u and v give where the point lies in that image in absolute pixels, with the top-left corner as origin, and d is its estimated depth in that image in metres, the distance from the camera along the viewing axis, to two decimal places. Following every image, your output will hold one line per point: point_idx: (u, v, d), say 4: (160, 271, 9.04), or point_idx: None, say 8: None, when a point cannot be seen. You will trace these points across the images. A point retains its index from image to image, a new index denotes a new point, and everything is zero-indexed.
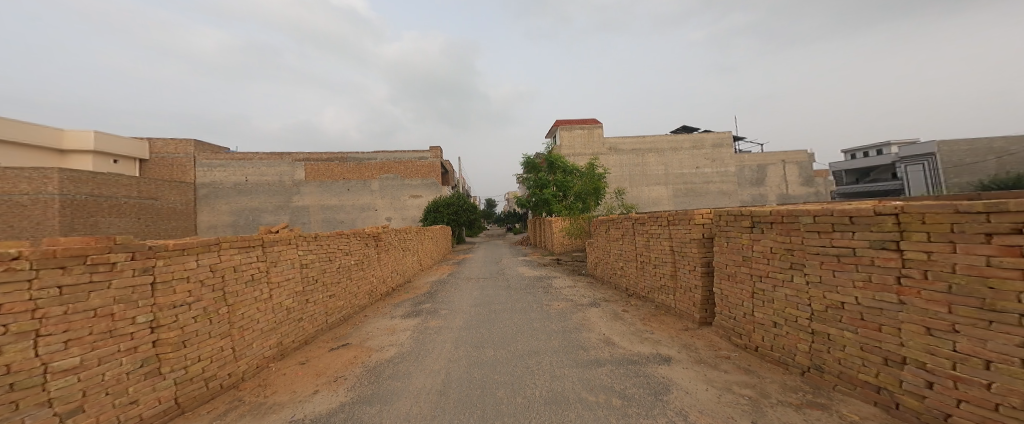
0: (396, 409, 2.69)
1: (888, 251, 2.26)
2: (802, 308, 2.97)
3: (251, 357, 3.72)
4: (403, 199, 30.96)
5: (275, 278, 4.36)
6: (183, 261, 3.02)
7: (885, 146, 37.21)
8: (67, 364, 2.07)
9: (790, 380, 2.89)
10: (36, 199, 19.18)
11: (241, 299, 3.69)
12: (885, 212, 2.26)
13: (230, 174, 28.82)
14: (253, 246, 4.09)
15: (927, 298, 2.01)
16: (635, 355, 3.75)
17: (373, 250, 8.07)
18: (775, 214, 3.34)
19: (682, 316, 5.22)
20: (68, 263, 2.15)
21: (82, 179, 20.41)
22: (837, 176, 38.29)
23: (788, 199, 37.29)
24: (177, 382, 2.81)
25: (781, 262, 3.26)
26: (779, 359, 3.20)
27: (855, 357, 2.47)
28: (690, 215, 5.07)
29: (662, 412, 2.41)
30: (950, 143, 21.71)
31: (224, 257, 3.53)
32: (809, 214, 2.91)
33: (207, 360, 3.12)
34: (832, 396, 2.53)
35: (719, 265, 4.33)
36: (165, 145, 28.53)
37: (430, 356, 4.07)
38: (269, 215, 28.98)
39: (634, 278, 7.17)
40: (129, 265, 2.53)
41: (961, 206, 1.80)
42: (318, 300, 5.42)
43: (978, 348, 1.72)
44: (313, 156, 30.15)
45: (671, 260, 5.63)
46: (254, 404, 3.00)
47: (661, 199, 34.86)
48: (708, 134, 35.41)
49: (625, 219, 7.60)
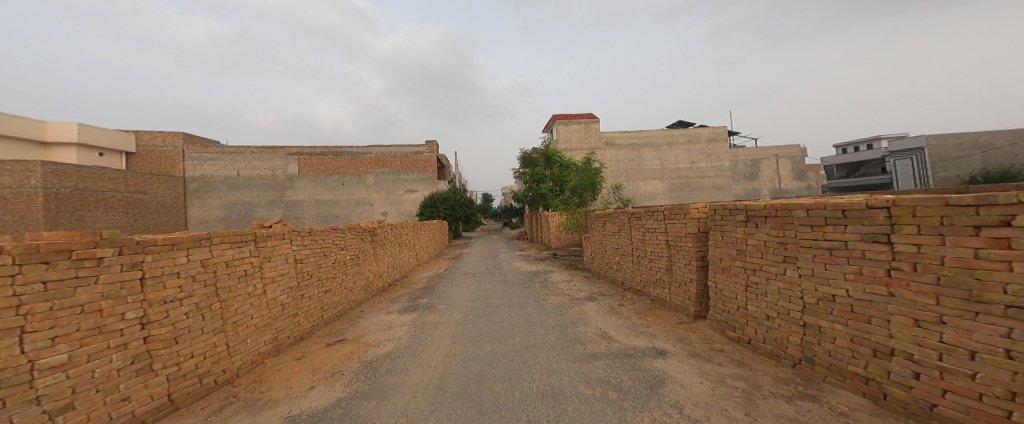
0: (393, 404, 2.70)
1: (880, 244, 2.29)
2: (794, 301, 3.02)
3: (246, 353, 3.68)
4: (398, 194, 30.73)
5: (269, 272, 4.31)
6: (173, 256, 2.97)
7: (876, 141, 37.81)
8: (55, 360, 2.02)
9: (782, 372, 2.95)
10: (19, 192, 18.66)
11: (235, 295, 3.66)
12: (876, 205, 2.28)
13: (220, 167, 28.22)
14: (245, 241, 4.02)
15: (917, 290, 2.04)
16: (631, 348, 3.80)
17: (369, 245, 8.04)
18: (770, 208, 3.36)
19: (677, 310, 5.29)
20: (52, 257, 2.10)
21: (66, 172, 19.94)
22: (829, 171, 38.77)
23: (781, 193, 37.66)
24: (170, 379, 2.78)
25: (775, 255, 3.31)
26: (771, 350, 3.27)
27: (845, 348, 2.53)
28: (686, 209, 5.10)
29: (659, 405, 2.45)
30: (939, 137, 22.07)
31: (215, 252, 3.47)
32: (802, 208, 2.95)
33: (201, 356, 3.09)
34: (822, 388, 2.59)
35: (713, 259, 4.39)
36: (152, 138, 27.72)
37: (427, 351, 4.06)
38: (262, 209, 28.58)
39: (631, 273, 7.22)
40: (117, 259, 2.48)
41: (950, 199, 1.82)
42: (314, 295, 5.39)
43: (964, 339, 1.77)
44: (306, 150, 29.64)
45: (667, 254, 5.68)
46: (251, 400, 2.99)
47: (657, 193, 35.02)
48: (703, 129, 35.61)
49: (622, 213, 7.63)
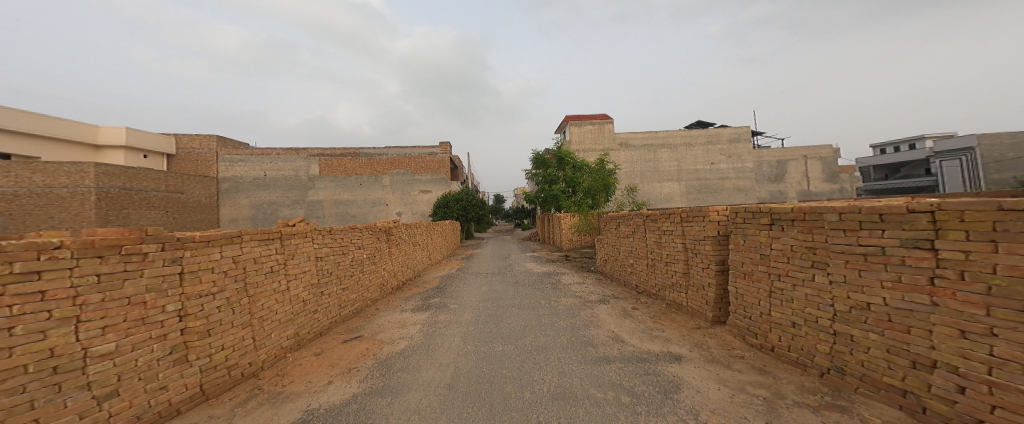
0: (406, 401, 2.75)
1: (922, 250, 2.14)
2: (823, 309, 2.86)
3: (270, 347, 3.87)
4: (412, 194, 31.37)
5: (292, 269, 4.50)
6: (208, 252, 3.14)
7: (919, 140, 35.36)
8: (104, 349, 2.19)
9: (808, 381, 2.80)
10: (74, 192, 20.33)
11: (262, 291, 3.85)
12: (918, 209, 2.13)
13: (249, 168, 29.69)
14: (272, 239, 4.22)
15: (964, 300, 1.89)
16: (645, 353, 3.71)
17: (384, 245, 8.22)
18: (798, 211, 3.21)
19: (694, 314, 5.12)
20: (105, 252, 2.27)
21: (115, 173, 21.64)
22: (865, 172, 36.49)
23: (811, 196, 35.59)
24: (202, 369, 2.95)
25: (802, 260, 3.14)
26: (796, 359, 3.11)
27: (880, 359, 2.37)
28: (704, 211, 4.95)
29: (673, 411, 2.38)
30: (993, 136, 20.16)
31: (245, 250, 3.66)
32: (834, 211, 2.79)
33: (230, 348, 3.27)
34: (853, 399, 2.44)
35: (734, 263, 4.23)
36: (190, 141, 29.61)
37: (439, 350, 4.12)
38: (285, 208, 29.82)
39: (645, 276, 7.05)
40: (160, 255, 2.66)
41: (1004, 203, 1.67)
42: (332, 293, 5.57)
43: (1017, 352, 1.61)
44: (327, 152, 30.81)
45: (684, 258, 5.52)
46: (273, 393, 3.12)
47: (674, 196, 34.11)
48: (723, 129, 34.38)
49: (636, 216, 7.48)
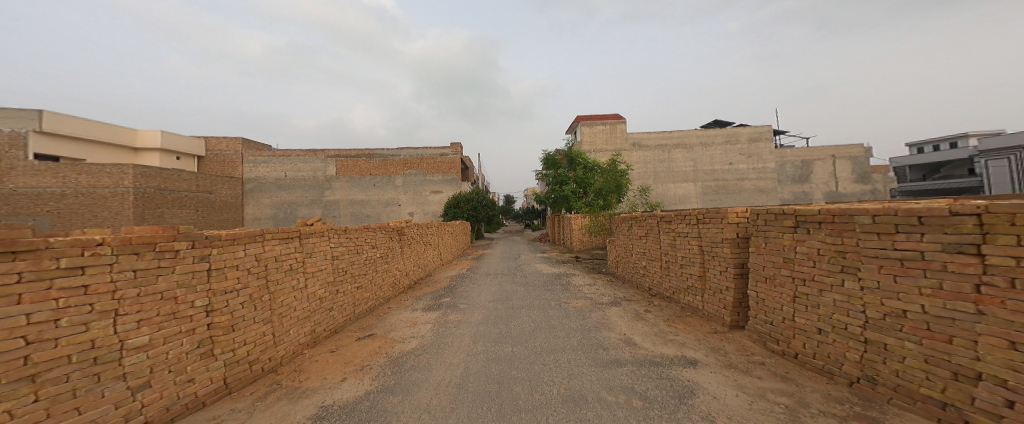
0: (416, 400, 2.78)
1: (966, 256, 1.99)
2: (853, 315, 2.71)
3: (289, 343, 4.00)
4: (425, 195, 31.78)
5: (310, 267, 4.65)
6: (233, 250, 3.28)
7: (960, 138, 33.09)
8: (138, 342, 2.32)
9: (836, 390, 2.65)
10: (115, 192, 21.74)
11: (282, 288, 4.00)
12: (963, 211, 1.99)
13: (271, 169, 30.85)
14: (292, 238, 4.37)
15: (1013, 309, 1.74)
16: (659, 357, 3.61)
17: (396, 244, 8.37)
18: (825, 213, 3.06)
19: (710, 319, 4.95)
20: (140, 249, 2.41)
21: (152, 174, 23.08)
22: (899, 173, 34.43)
23: (838, 198, 33.90)
24: (226, 363, 3.08)
25: (830, 264, 2.99)
26: (822, 367, 2.96)
27: (916, 369, 2.22)
28: (722, 213, 4.80)
29: (687, 416, 2.31)
30: None
31: (267, 248, 3.81)
32: (866, 213, 2.64)
33: (251, 344, 3.40)
34: (885, 410, 2.29)
35: (755, 267, 4.07)
36: (218, 143, 31.10)
37: (449, 350, 4.16)
38: (304, 208, 30.80)
39: (658, 278, 6.89)
40: (189, 252, 2.81)
41: None
42: (347, 291, 5.71)
43: None
44: (343, 153, 31.61)
45: (700, 260, 5.35)
46: (291, 388, 3.22)
47: (690, 197, 33.22)
48: (743, 128, 33.24)
49: (650, 217, 7.31)
